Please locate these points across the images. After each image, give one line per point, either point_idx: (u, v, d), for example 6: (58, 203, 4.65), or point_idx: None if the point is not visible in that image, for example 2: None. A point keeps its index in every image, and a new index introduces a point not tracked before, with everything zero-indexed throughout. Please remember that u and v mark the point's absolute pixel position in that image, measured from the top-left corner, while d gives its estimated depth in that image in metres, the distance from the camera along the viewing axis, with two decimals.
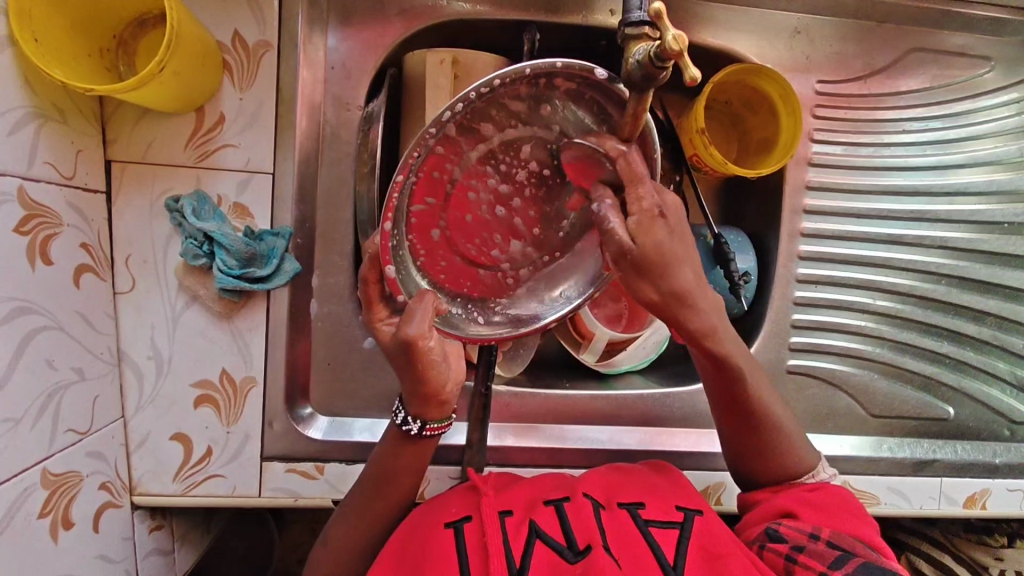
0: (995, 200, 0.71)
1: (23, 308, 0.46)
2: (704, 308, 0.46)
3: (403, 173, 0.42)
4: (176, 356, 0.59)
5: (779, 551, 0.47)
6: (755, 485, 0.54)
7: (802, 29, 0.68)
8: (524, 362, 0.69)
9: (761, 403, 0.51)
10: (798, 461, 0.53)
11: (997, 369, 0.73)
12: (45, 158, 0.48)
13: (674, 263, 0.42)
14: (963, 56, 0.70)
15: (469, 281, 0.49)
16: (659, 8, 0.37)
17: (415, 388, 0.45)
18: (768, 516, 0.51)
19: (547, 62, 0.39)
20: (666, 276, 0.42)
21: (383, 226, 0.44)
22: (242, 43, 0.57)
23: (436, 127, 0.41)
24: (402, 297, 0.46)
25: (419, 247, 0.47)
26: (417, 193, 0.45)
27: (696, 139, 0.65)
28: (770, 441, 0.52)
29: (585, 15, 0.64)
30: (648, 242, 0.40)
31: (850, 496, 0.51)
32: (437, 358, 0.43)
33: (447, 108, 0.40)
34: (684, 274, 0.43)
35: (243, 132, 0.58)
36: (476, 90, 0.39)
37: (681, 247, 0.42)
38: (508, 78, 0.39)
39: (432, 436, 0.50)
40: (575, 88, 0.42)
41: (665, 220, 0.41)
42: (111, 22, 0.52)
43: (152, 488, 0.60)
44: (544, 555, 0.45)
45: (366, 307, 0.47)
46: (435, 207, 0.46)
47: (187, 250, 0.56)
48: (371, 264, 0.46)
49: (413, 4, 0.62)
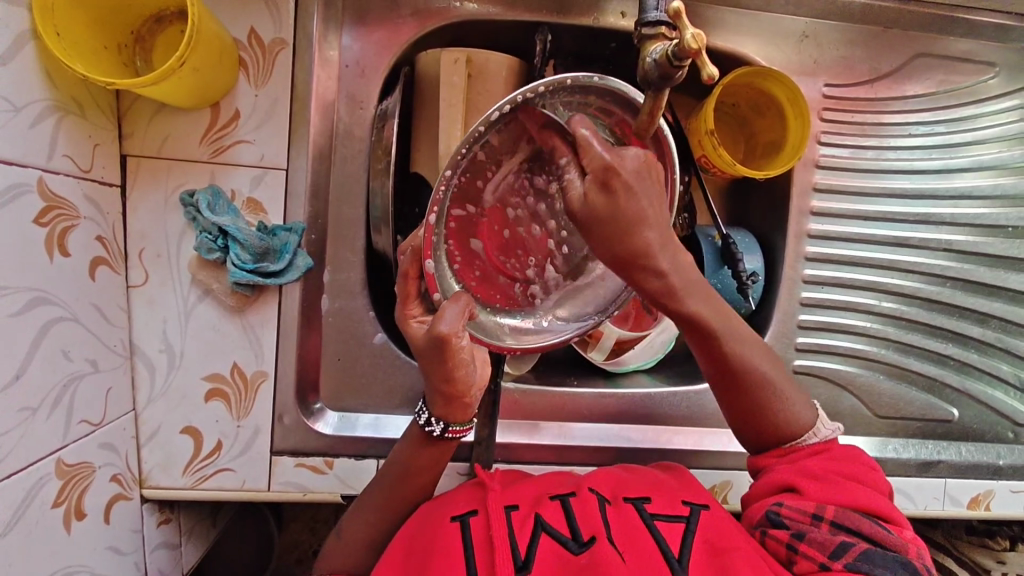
0: (998, 204, 0.72)
1: (41, 297, 0.46)
2: (666, 270, 0.42)
3: (453, 169, 0.43)
4: (188, 349, 0.59)
5: (780, 539, 0.47)
6: (762, 450, 0.54)
7: (809, 33, 0.69)
8: (531, 360, 0.70)
9: (743, 362, 0.50)
10: (792, 425, 0.52)
11: (1000, 371, 0.74)
12: (64, 151, 0.48)
13: (637, 222, 0.39)
14: (968, 62, 0.71)
15: (500, 294, 0.50)
16: (679, 8, 0.37)
17: (442, 387, 0.46)
18: (772, 490, 0.51)
19: (587, 76, 0.41)
20: (619, 239, 0.39)
21: (427, 218, 0.44)
22: (258, 40, 0.58)
23: (485, 127, 0.41)
24: (437, 296, 0.46)
25: (456, 253, 0.48)
26: (456, 199, 0.46)
27: (705, 140, 0.66)
28: (767, 410, 0.52)
29: (596, 17, 0.65)
30: (597, 201, 0.38)
31: (851, 456, 0.51)
32: (467, 359, 0.44)
33: (497, 109, 0.39)
34: (646, 234, 0.40)
35: (257, 128, 0.58)
36: (522, 95, 0.39)
37: (639, 206, 0.39)
38: (552, 88, 0.41)
39: (453, 438, 0.51)
40: (606, 106, 0.45)
41: (622, 179, 0.38)
42: (130, 18, 0.53)
43: (161, 482, 0.60)
44: (549, 548, 0.45)
45: (400, 303, 0.48)
46: (473, 215, 0.48)
47: (202, 244, 0.56)
48: (412, 258, 0.46)
49: (427, 4, 0.63)
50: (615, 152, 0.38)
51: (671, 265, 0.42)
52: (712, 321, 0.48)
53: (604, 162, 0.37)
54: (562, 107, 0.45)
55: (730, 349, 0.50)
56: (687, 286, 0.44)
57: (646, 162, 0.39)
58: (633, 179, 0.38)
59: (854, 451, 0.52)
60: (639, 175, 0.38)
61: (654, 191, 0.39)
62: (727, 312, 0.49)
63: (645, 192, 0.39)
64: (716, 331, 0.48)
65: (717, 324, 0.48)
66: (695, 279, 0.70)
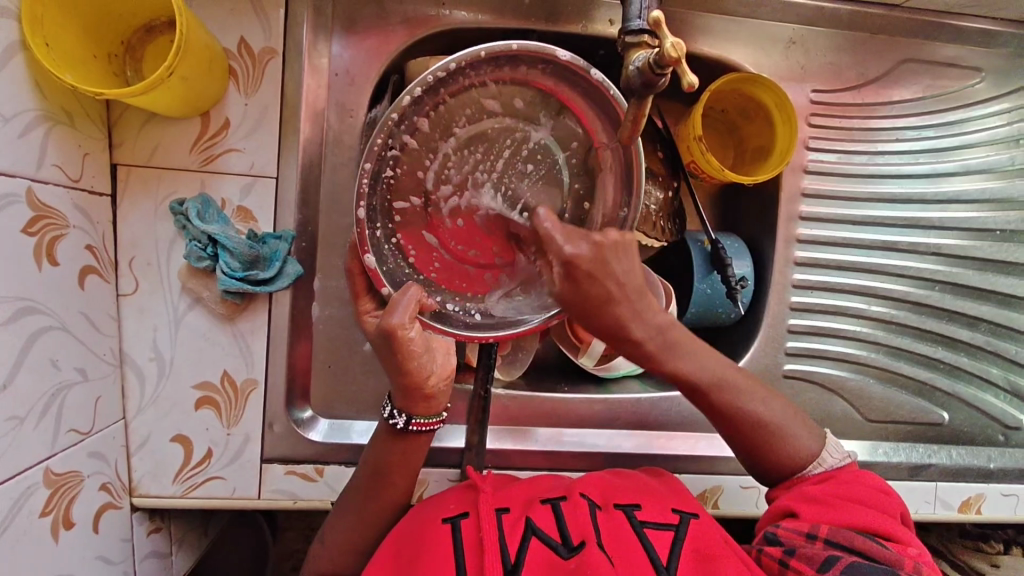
0: (986, 208, 0.73)
1: (29, 307, 0.46)
2: (640, 337, 0.45)
3: (375, 162, 0.45)
4: (178, 357, 0.59)
5: (773, 554, 0.48)
6: (769, 477, 0.53)
7: (797, 40, 0.69)
8: (522, 366, 0.69)
9: (734, 406, 0.51)
10: (797, 457, 0.51)
11: (991, 375, 0.74)
12: (53, 161, 0.49)
13: (607, 303, 0.42)
14: (955, 67, 0.72)
15: (463, 281, 0.50)
16: (659, 17, 0.37)
17: (400, 380, 0.48)
18: (775, 517, 0.51)
19: (504, 44, 0.42)
20: (592, 317, 0.42)
21: (358, 214, 0.45)
22: (248, 49, 0.58)
23: (399, 115, 0.43)
24: (385, 290, 0.48)
25: (408, 246, 0.49)
26: (396, 192, 0.47)
27: (693, 146, 0.66)
28: (761, 436, 0.51)
29: (584, 25, 0.65)
30: (562, 288, 0.41)
31: (857, 481, 0.50)
32: (419, 350, 0.46)
33: (405, 93, 0.42)
34: (616, 310, 0.43)
35: (247, 136, 0.59)
36: (433, 75, 0.42)
37: (606, 289, 0.41)
38: (470, 62, 0.43)
39: (421, 433, 0.52)
40: (542, 74, 0.45)
41: (584, 271, 0.40)
42: (118, 27, 0.53)
43: (152, 491, 0.60)
44: (539, 551, 0.45)
45: (354, 300, 0.52)
46: (421, 208, 0.48)
47: (191, 253, 0.56)
48: (354, 255, 0.51)
49: (416, 12, 0.63)
50: (571, 241, 0.40)
51: (647, 331, 0.45)
52: (701, 380, 0.49)
53: (566, 255, 0.39)
54: (494, 84, 0.45)
55: (723, 396, 0.50)
56: (666, 347, 0.47)
57: (604, 245, 0.40)
58: (598, 266, 0.40)
59: (860, 475, 0.51)
60: (597, 263, 0.40)
61: (627, 265, 0.42)
62: (719, 365, 0.50)
63: (621, 269, 0.41)
64: (703, 385, 0.49)
65: (705, 380, 0.49)
66: (686, 284, 0.70)
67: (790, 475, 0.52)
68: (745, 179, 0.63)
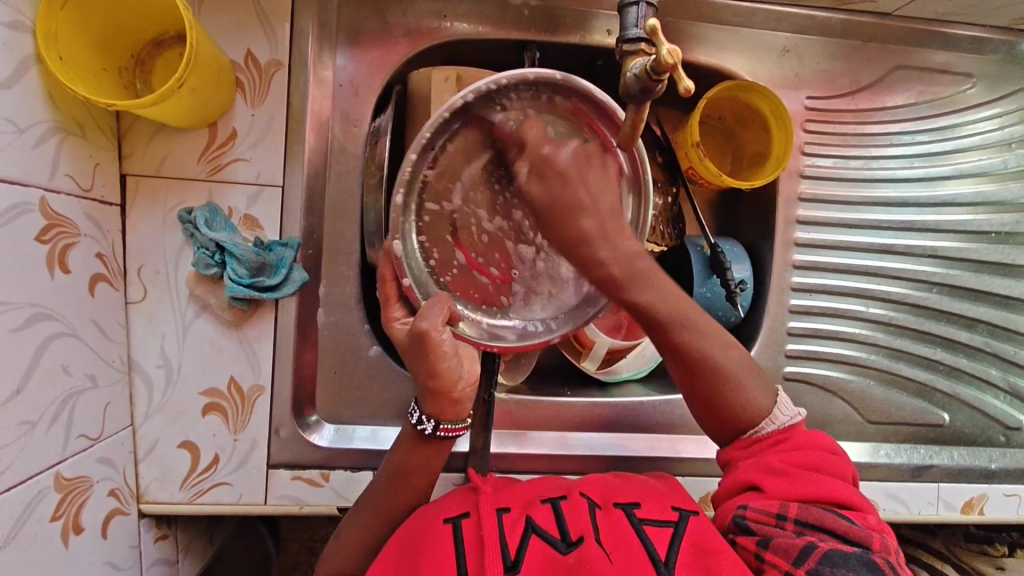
0: (981, 211, 0.74)
1: (41, 313, 0.47)
2: (608, 258, 0.52)
3: (419, 154, 0.51)
4: (185, 364, 0.60)
5: (748, 548, 0.47)
6: (726, 443, 0.54)
7: (790, 48, 0.71)
8: (526, 370, 0.71)
9: (698, 349, 0.52)
10: (750, 412, 0.52)
11: (991, 377, 0.75)
12: (66, 170, 0.50)
13: (578, 207, 0.52)
14: (946, 73, 0.73)
15: (475, 291, 0.57)
16: (655, 25, 0.39)
17: (429, 384, 0.48)
18: (737, 491, 0.51)
19: (550, 72, 0.50)
20: (560, 218, 0.53)
21: (395, 197, 0.52)
22: (254, 62, 0.59)
23: (449, 112, 0.50)
24: (406, 280, 0.53)
25: (430, 248, 0.55)
26: (428, 193, 0.54)
27: (691, 152, 0.67)
28: (722, 390, 0.52)
29: (583, 35, 0.67)
30: (539, 190, 0.53)
31: (812, 443, 0.51)
32: (448, 351, 0.47)
33: (461, 96, 0.49)
34: (584, 222, 0.52)
35: (254, 146, 0.60)
36: (482, 85, 0.50)
37: (580, 195, 0.52)
38: (516, 83, 0.51)
39: (447, 438, 0.53)
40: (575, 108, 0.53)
41: (557, 168, 0.53)
42: (131, 41, 0.55)
43: (159, 497, 0.61)
44: (538, 546, 0.45)
45: (383, 307, 0.54)
46: (445, 212, 0.55)
47: (199, 260, 0.57)
48: (387, 262, 0.53)
49: (419, 25, 0.65)
50: (550, 147, 0.53)
51: (616, 255, 0.52)
52: (659, 314, 0.53)
53: (542, 156, 0.53)
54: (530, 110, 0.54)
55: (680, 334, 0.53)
56: (635, 276, 0.53)
57: (581, 154, 0.53)
58: (565, 169, 0.53)
59: (813, 437, 0.51)
60: (571, 165, 0.53)
61: (599, 178, 0.53)
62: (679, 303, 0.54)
63: (580, 178, 0.53)
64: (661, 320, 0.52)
65: (667, 314, 0.53)
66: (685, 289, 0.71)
67: (743, 435, 0.52)
68: (742, 184, 0.64)
